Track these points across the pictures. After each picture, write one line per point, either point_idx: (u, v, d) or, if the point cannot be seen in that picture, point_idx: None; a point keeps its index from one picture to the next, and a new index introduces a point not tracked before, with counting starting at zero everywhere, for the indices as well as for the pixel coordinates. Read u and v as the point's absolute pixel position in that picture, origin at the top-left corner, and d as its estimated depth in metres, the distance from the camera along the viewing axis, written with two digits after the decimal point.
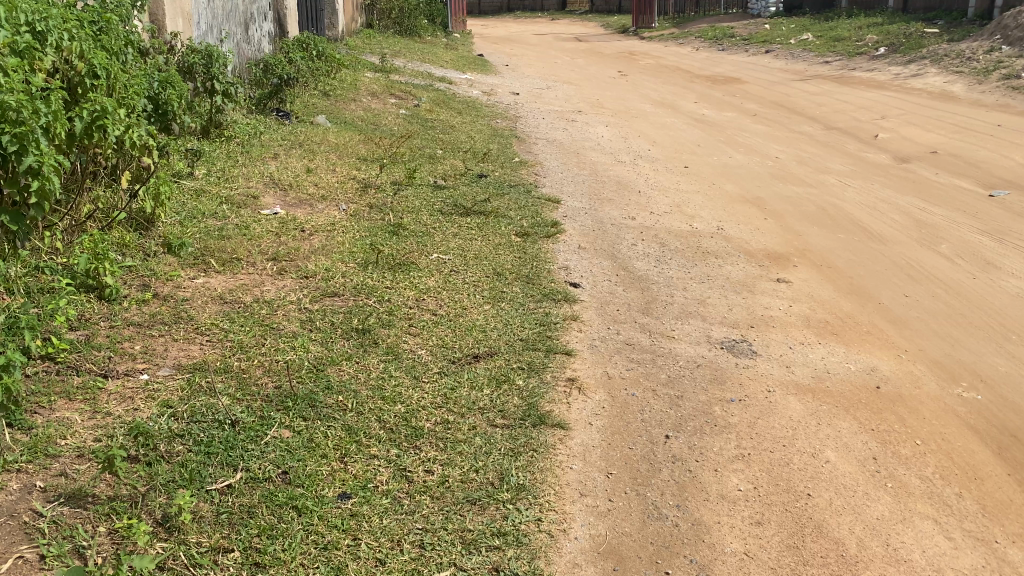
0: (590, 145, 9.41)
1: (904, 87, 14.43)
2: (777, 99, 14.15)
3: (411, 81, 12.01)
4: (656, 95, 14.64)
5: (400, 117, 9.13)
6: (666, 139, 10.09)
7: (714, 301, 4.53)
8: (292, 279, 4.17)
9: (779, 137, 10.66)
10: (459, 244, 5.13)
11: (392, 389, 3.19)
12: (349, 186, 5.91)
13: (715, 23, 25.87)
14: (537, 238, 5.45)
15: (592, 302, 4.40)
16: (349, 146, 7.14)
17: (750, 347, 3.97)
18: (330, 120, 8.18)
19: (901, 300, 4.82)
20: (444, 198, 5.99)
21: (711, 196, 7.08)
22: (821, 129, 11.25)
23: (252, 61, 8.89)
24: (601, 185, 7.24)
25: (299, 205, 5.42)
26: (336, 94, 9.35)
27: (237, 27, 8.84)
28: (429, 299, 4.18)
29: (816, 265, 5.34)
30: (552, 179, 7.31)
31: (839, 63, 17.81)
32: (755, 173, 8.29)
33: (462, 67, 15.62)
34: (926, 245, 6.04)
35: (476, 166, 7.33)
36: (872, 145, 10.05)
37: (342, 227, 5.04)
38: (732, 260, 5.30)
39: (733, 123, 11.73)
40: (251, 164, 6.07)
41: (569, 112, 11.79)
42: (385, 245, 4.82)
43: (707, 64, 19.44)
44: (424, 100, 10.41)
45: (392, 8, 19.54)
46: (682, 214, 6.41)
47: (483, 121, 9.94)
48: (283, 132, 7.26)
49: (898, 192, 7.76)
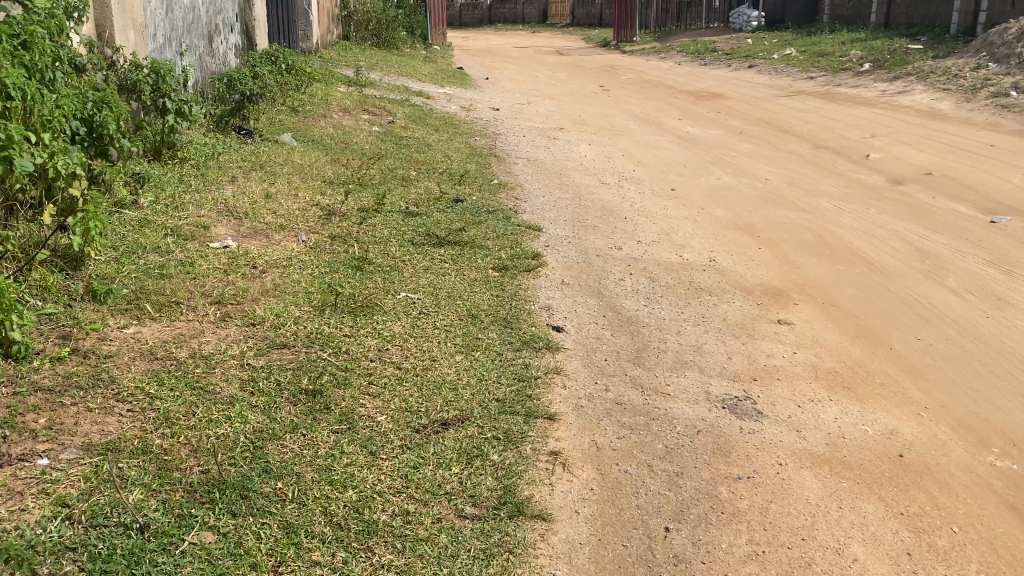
0: (573, 165, 8.99)
1: (891, 104, 14.14)
2: (763, 116, 13.81)
3: (386, 96, 11.55)
4: (639, 111, 14.27)
5: (373, 135, 8.66)
6: (652, 159, 9.69)
7: (711, 348, 4.09)
8: (238, 327, 3.69)
9: (768, 157, 10.28)
10: (430, 280, 4.65)
11: (344, 471, 2.73)
12: (311, 214, 5.42)
13: (697, 37, 25.64)
14: (516, 272, 4.98)
15: (577, 350, 3.95)
16: (314, 168, 6.66)
17: (755, 406, 3.51)
18: (296, 138, 7.72)
19: (913, 344, 4.42)
20: (415, 226, 5.52)
21: (701, 223, 6.65)
22: (810, 148, 10.90)
23: (215, 76, 8.40)
24: (585, 209, 6.79)
25: (254, 237, 4.93)
26: (305, 110, 8.88)
27: (199, 40, 8.35)
28: (393, 349, 3.70)
29: (818, 303, 4.93)
30: (533, 203, 6.86)
31: (824, 79, 17.54)
32: (745, 196, 7.89)
33: (440, 80, 15.20)
34: (933, 278, 5.65)
35: (451, 189, 6.87)
36: (864, 166, 9.69)
37: (299, 263, 4.55)
38: (728, 297, 4.86)
39: (719, 141, 11.37)
40: (204, 191, 5.58)
41: (550, 129, 11.37)
42: (348, 283, 4.33)
43: (690, 79, 19.14)
44: (399, 117, 9.96)
45: (369, 20, 19.10)
46: (671, 243, 5.98)
47: (461, 139, 9.50)
48: (243, 152, 6.77)
49: (895, 217, 7.39)
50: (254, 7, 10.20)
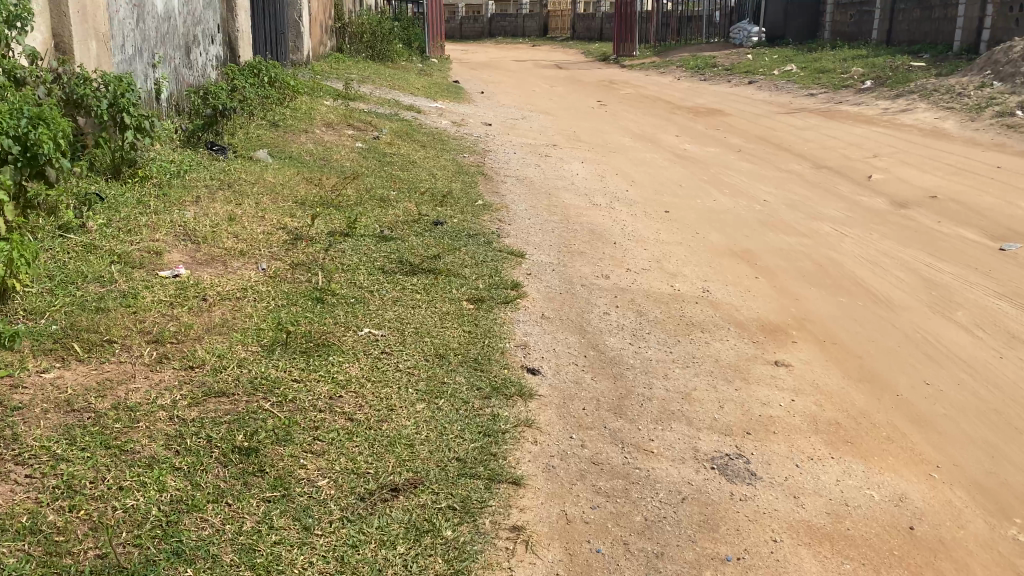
0: (564, 184, 8.64)
1: (893, 123, 13.83)
2: (762, 133, 13.49)
3: (375, 110, 11.23)
4: (636, 128, 13.96)
5: (355, 151, 8.32)
6: (646, 178, 9.35)
7: (701, 394, 3.72)
8: (174, 372, 3.32)
9: (766, 176, 9.95)
10: (398, 313, 4.28)
11: (269, 552, 2.37)
12: (275, 239, 5.07)
13: (697, 52, 25.38)
14: (493, 305, 4.61)
15: (552, 397, 3.57)
16: (287, 187, 6.32)
17: (747, 466, 3.15)
18: (273, 155, 7.38)
19: (922, 390, 4.04)
20: (387, 252, 5.16)
21: (695, 249, 6.29)
22: (810, 168, 10.56)
23: (191, 89, 8.08)
24: (573, 233, 6.43)
25: (210, 264, 4.57)
26: (286, 125, 8.55)
27: (175, 51, 8.02)
28: (347, 397, 3.33)
29: (818, 341, 4.56)
30: (518, 225, 6.50)
31: (825, 96, 17.25)
32: (742, 220, 7.53)
33: (433, 94, 14.87)
34: (941, 311, 5.28)
35: (432, 210, 6.52)
36: (866, 187, 9.35)
37: (254, 295, 4.18)
38: (721, 334, 4.49)
39: (717, 160, 11.03)
40: (163, 212, 5.23)
41: (543, 145, 11.03)
42: (305, 318, 3.97)
43: (689, 94, 18.85)
44: (386, 132, 9.64)
45: (363, 32, 18.83)
46: (661, 271, 5.62)
47: (448, 156, 9.16)
48: (213, 170, 6.42)
49: (900, 243, 7.03)
50: (236, 18, 9.88)
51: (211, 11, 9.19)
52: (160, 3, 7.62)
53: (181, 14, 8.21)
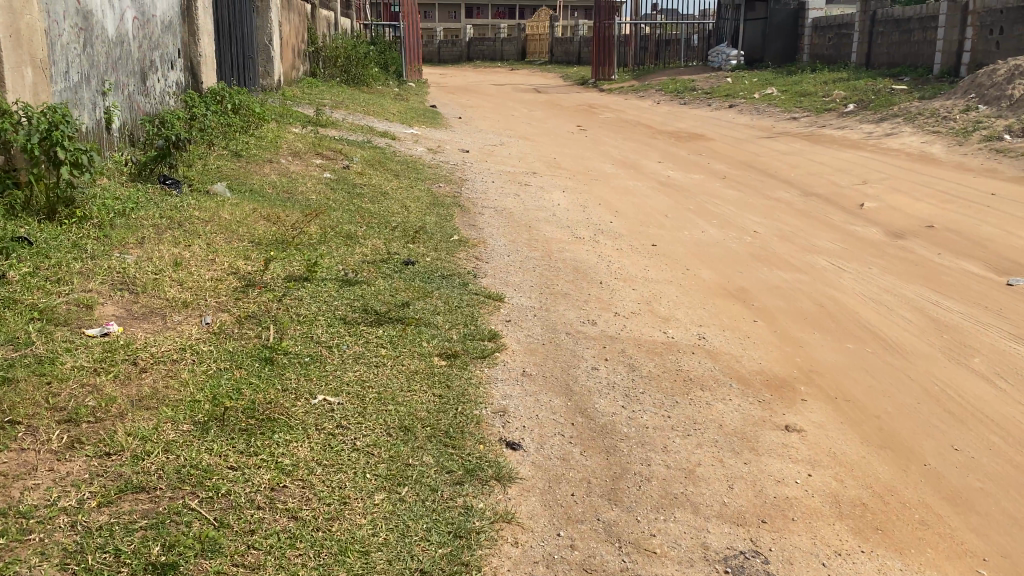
0: (544, 215, 8.19)
1: (879, 147, 13.55)
2: (747, 159, 13.16)
3: (346, 138, 10.76)
4: (617, 153, 13.58)
5: (322, 182, 7.84)
6: (629, 208, 8.91)
7: (706, 470, 3.26)
8: (86, 460, 2.79)
9: (755, 205, 9.57)
10: (359, 373, 3.77)
11: None
12: (224, 286, 4.55)
13: (677, 75, 25.20)
14: (467, 359, 4.11)
15: (535, 480, 3.09)
16: (243, 225, 5.80)
17: (766, 568, 2.71)
18: (232, 189, 6.87)
19: (950, 456, 3.60)
20: (350, 299, 4.66)
21: (686, 288, 5.84)
22: (799, 195, 10.20)
23: (146, 118, 7.57)
24: (555, 271, 5.96)
25: (147, 319, 4.03)
26: (248, 155, 8.06)
27: (129, 77, 7.51)
28: (291, 488, 2.83)
29: (828, 399, 4.12)
30: (496, 263, 6.01)
31: (807, 119, 17.00)
32: (733, 253, 7.11)
33: (409, 120, 14.45)
34: (956, 356, 4.87)
35: (401, 248, 6.02)
36: (858, 216, 8.98)
37: (194, 357, 3.66)
38: (723, 392, 4.02)
39: (702, 188, 10.66)
40: (100, 257, 4.70)
41: (522, 173, 10.59)
42: (249, 385, 3.46)
43: (669, 118, 18.55)
44: (356, 161, 9.15)
45: (338, 56, 18.41)
46: (652, 315, 5.16)
47: (422, 185, 8.70)
48: (163, 207, 5.90)
49: (901, 278, 6.64)
50: (199, 42, 9.38)
51: (169, 34, 8.68)
52: (111, 26, 7.11)
53: (136, 38, 7.70)
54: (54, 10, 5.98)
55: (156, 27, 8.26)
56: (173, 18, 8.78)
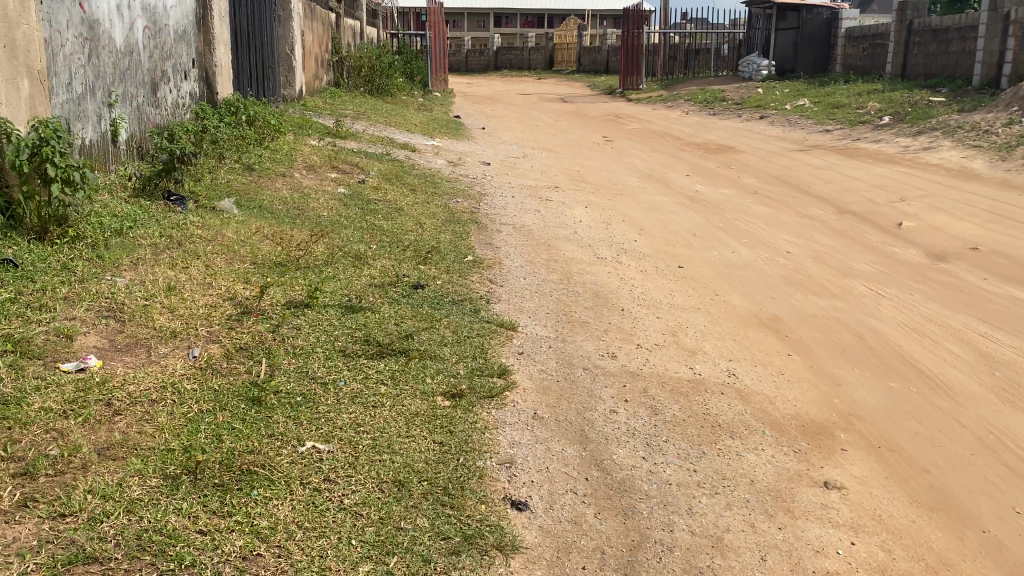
0: (566, 233, 7.84)
1: (917, 162, 13.05)
2: (778, 173, 12.73)
3: (364, 150, 10.51)
4: (644, 166, 13.22)
5: (336, 198, 7.57)
6: (655, 225, 8.55)
7: (736, 539, 2.90)
8: (37, 522, 2.50)
9: (787, 223, 9.17)
10: (354, 414, 3.45)
11: None
12: (217, 314, 4.26)
13: (706, 85, 24.77)
14: (474, 398, 3.77)
15: (541, 549, 2.76)
16: (247, 245, 5.53)
17: None
18: (240, 205, 6.61)
19: (1013, 522, 3.21)
20: (351, 328, 4.34)
21: (715, 316, 5.46)
22: (833, 213, 9.77)
23: (155, 130, 7.35)
24: (574, 296, 5.62)
25: (130, 351, 3.75)
26: (261, 169, 7.82)
27: (138, 88, 7.30)
28: (266, 558, 2.52)
29: (871, 448, 3.72)
30: (512, 286, 5.67)
31: (841, 132, 16.51)
32: (765, 278, 6.72)
33: (431, 131, 14.19)
34: (1011, 397, 4.45)
35: (412, 270, 5.71)
36: (897, 237, 8.55)
37: (175, 397, 3.36)
38: (755, 440, 3.65)
39: (731, 204, 10.26)
40: (89, 280, 4.43)
41: (544, 187, 10.27)
42: (231, 431, 3.15)
43: (698, 130, 18.13)
44: (372, 175, 8.88)
45: (362, 66, 18.24)
46: (678, 347, 4.79)
47: (439, 201, 8.41)
48: (165, 225, 5.65)
49: (946, 306, 6.22)
50: (214, 51, 9.18)
51: (183, 43, 8.48)
52: (120, 36, 6.89)
53: (146, 47, 7.49)
54: (56, 19, 5.76)
55: (169, 37, 8.06)
56: (187, 26, 8.59)
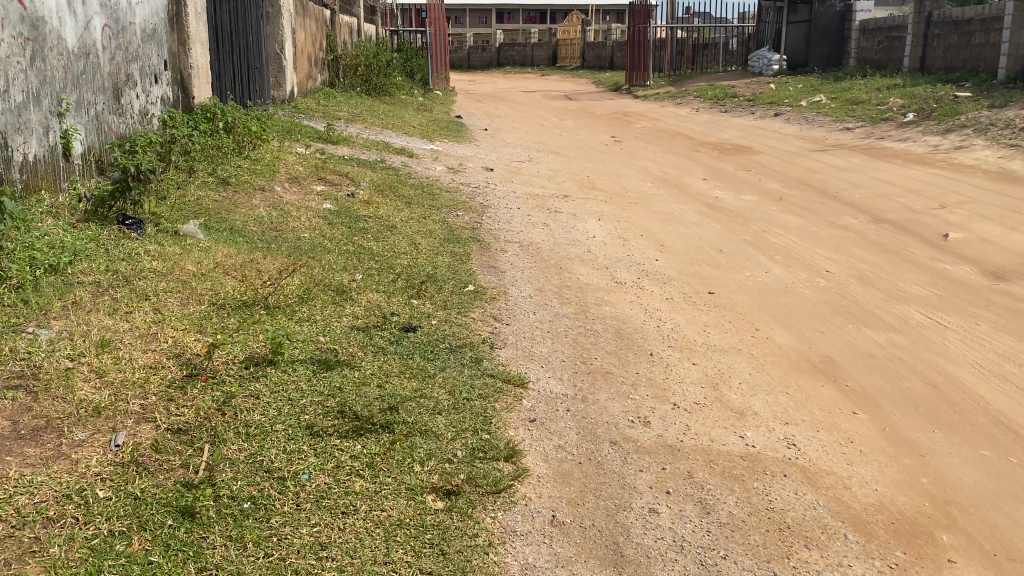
0: (578, 251, 7.03)
1: (949, 163, 12.20)
2: (801, 176, 11.88)
3: (356, 157, 9.69)
4: (658, 169, 12.38)
5: (320, 215, 6.76)
6: (676, 239, 7.73)
7: None
8: None
9: (820, 235, 8.35)
10: (317, 529, 2.66)
11: None
12: (156, 380, 3.44)
13: (716, 81, 23.89)
14: (474, 495, 2.96)
15: None
16: (208, 279, 4.71)
17: None
18: (207, 228, 5.81)
19: None
20: (321, 394, 3.51)
21: (760, 361, 4.63)
22: (869, 223, 8.93)
23: (116, 142, 6.52)
24: (594, 334, 4.79)
25: (35, 440, 2.93)
26: (237, 183, 7.01)
27: (96, 95, 6.48)
28: None
29: (984, 557, 2.93)
30: (519, 325, 4.84)
31: (862, 130, 15.65)
32: (808, 306, 5.89)
33: (430, 134, 13.36)
34: None
35: (402, 306, 4.88)
36: (945, 251, 7.72)
37: (78, 514, 2.55)
38: (837, 552, 2.86)
39: (756, 212, 9.44)
40: (3, 335, 3.60)
41: (552, 196, 9.45)
42: (146, 568, 2.38)
43: (710, 128, 17.28)
44: (363, 186, 8.05)
45: (358, 64, 17.42)
46: (723, 405, 3.97)
47: (437, 215, 7.60)
48: (114, 257, 4.84)
49: (1019, 338, 5.41)
50: (189, 52, 8.37)
51: (152, 43, 7.65)
52: (72, 36, 6.07)
53: (107, 49, 6.67)
54: None
55: (134, 36, 7.24)
56: (157, 24, 7.76)
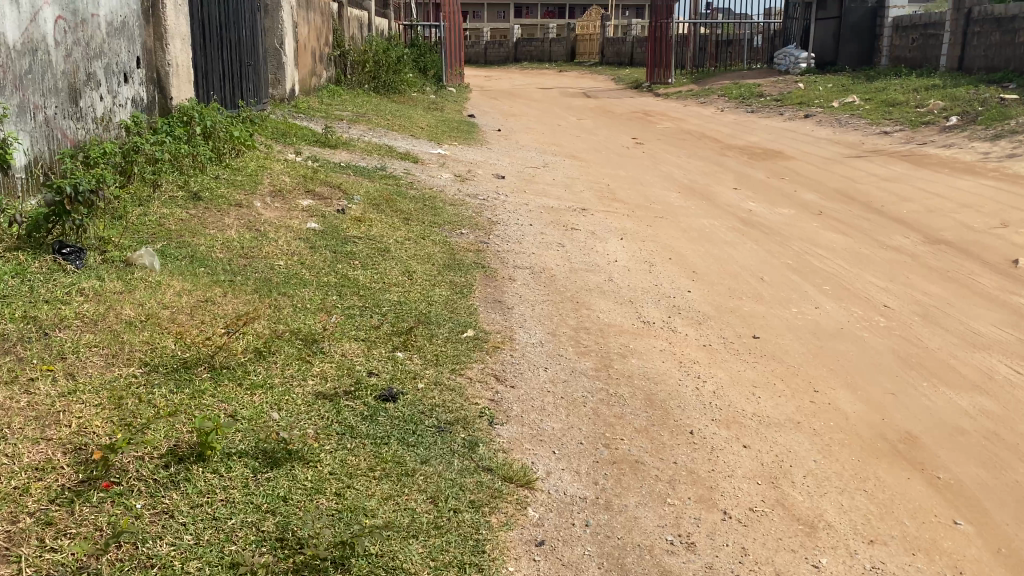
0: (598, 279, 6.13)
1: (1002, 173, 11.20)
2: (840, 186, 10.91)
3: (353, 163, 8.83)
4: (683, 176, 11.45)
5: (301, 236, 5.88)
6: (709, 264, 6.82)
7: None
8: None
9: (871, 259, 7.42)
10: None
11: None
12: (35, 490, 2.57)
13: (741, 79, 22.86)
14: None
15: None
16: (147, 330, 3.85)
17: None
18: (164, 256, 4.95)
19: None
20: (258, 513, 2.66)
21: (826, 441, 3.73)
22: (923, 243, 7.98)
23: (68, 151, 5.65)
24: (619, 400, 3.89)
25: None
26: (210, 198, 6.15)
27: (47, 97, 5.61)
28: None
29: None
30: (526, 387, 3.94)
31: (901, 135, 14.63)
32: (872, 355, 4.97)
33: (439, 135, 12.49)
34: None
35: (383, 360, 3.99)
36: (1017, 280, 6.77)
37: None
38: None
39: (795, 229, 8.51)
40: None
41: (569, 209, 8.55)
42: None
43: (737, 130, 16.30)
44: (357, 200, 7.17)
45: (367, 60, 16.56)
46: (789, 515, 3.10)
47: (437, 234, 6.72)
48: (36, 299, 3.98)
49: None
50: (167, 47, 7.53)
51: (122, 37, 6.80)
52: (13, 29, 5.20)
53: (60, 44, 5.81)
54: None
55: (98, 29, 6.38)
56: (128, 16, 6.91)
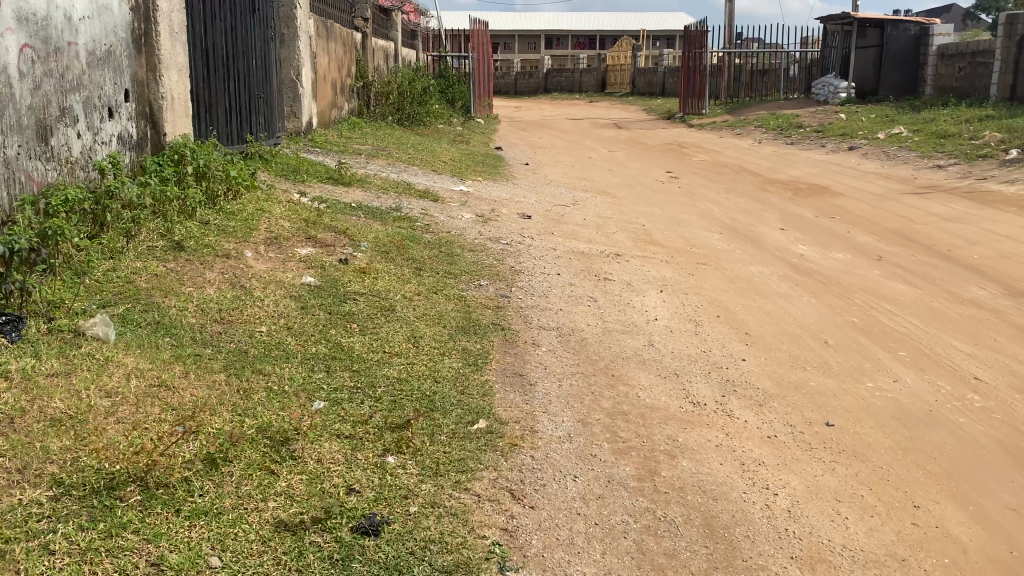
0: (637, 344, 5.27)
1: None
2: (897, 226, 9.97)
3: (364, 203, 8.08)
4: (725, 214, 10.57)
5: (292, 293, 5.10)
6: (764, 323, 5.94)
7: None
8: None
9: (948, 315, 6.49)
10: None
11: None
12: None
13: (779, 109, 21.97)
14: None
15: None
16: (74, 431, 3.05)
17: None
18: (124, 323, 4.18)
19: None
20: None
21: None
22: (1004, 296, 7.02)
23: (30, 197, 4.95)
24: (667, 531, 3.02)
25: None
26: (192, 249, 5.41)
27: (8, 135, 4.93)
28: None
29: None
30: (550, 509, 3.09)
31: (957, 169, 13.64)
32: (977, 449, 4.06)
33: (462, 170, 11.75)
34: None
35: (369, 469, 3.17)
36: None
37: None
38: None
39: (856, 277, 7.59)
40: None
41: (601, 254, 7.71)
42: None
43: (779, 163, 15.41)
44: (363, 247, 6.40)
45: (390, 91, 15.95)
46: None
47: (451, 287, 5.91)
48: None
49: None
50: (160, 79, 6.87)
51: (106, 68, 6.15)
52: None
53: (28, 75, 5.14)
54: None
55: (77, 59, 5.72)
56: (114, 45, 6.27)
